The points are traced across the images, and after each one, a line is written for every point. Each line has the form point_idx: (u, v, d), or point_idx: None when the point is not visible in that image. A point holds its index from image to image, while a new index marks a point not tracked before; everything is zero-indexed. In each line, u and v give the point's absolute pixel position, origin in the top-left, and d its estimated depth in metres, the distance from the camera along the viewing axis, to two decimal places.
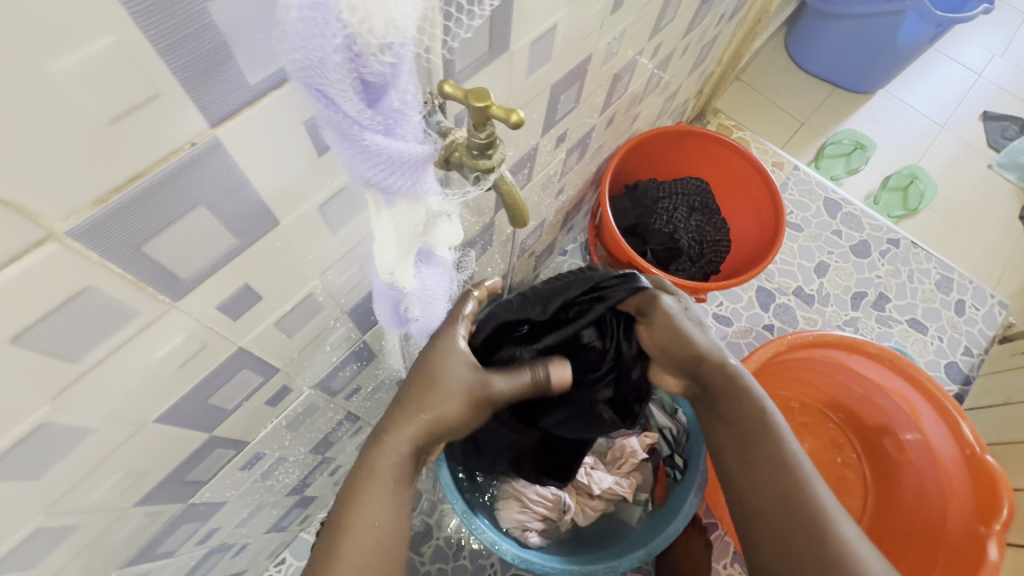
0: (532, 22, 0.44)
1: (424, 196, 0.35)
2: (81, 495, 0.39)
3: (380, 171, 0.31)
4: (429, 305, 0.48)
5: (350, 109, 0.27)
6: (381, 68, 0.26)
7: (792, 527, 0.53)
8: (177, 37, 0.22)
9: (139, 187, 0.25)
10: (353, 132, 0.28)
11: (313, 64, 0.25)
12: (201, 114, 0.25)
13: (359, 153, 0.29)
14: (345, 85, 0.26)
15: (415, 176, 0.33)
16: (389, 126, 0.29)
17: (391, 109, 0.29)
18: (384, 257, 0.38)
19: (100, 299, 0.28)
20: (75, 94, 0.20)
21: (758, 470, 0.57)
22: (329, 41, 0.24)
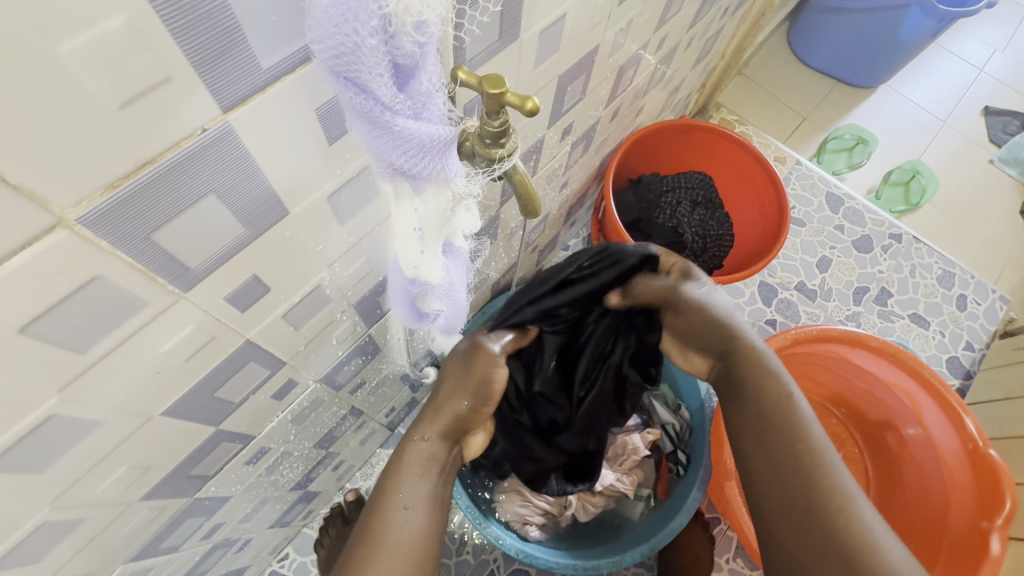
0: (541, 11, 0.44)
1: (450, 179, 0.34)
2: (87, 489, 0.38)
3: (410, 157, 0.30)
4: (450, 297, 0.48)
5: (385, 95, 0.26)
6: (412, 48, 0.26)
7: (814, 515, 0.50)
8: (190, 19, 0.21)
9: (150, 173, 0.25)
10: (384, 119, 0.27)
11: (349, 50, 0.24)
12: (212, 99, 0.24)
13: (390, 139, 0.29)
14: (380, 69, 0.25)
15: (442, 161, 0.32)
16: (417, 110, 0.29)
17: (421, 91, 0.29)
18: (406, 252, 0.38)
19: (110, 288, 0.27)
20: (85, 75, 0.20)
21: (777, 454, 0.54)
22: (365, 24, 0.23)
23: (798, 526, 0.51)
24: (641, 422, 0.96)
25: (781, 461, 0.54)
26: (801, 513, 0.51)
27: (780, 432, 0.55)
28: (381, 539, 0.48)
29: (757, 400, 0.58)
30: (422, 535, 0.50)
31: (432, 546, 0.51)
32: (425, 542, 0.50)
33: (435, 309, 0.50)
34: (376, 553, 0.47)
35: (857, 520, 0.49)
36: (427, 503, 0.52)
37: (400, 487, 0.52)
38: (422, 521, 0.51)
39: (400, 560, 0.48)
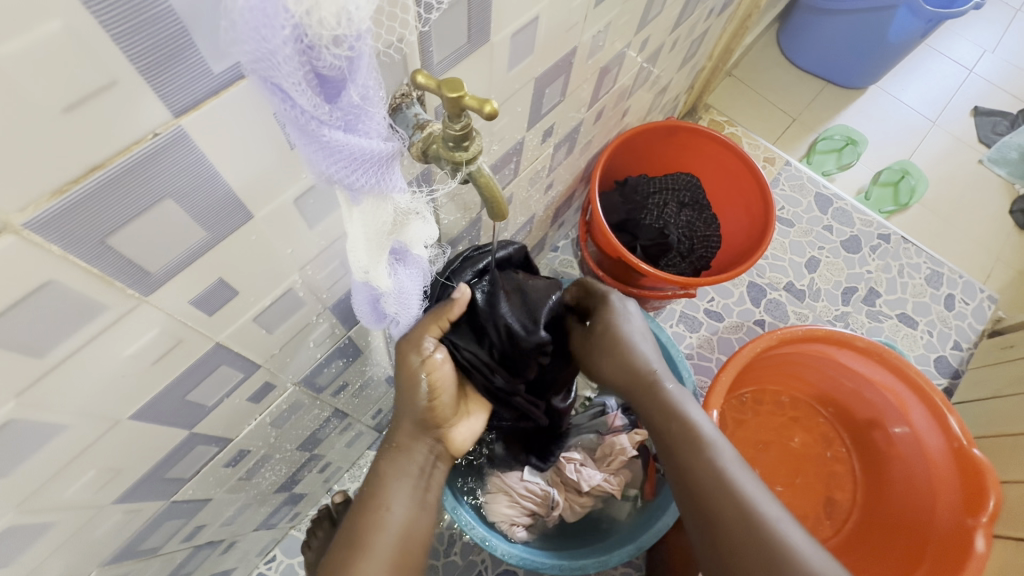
0: (512, 14, 0.44)
1: (390, 194, 0.35)
2: (56, 492, 0.38)
3: (343, 168, 0.30)
4: (404, 304, 0.48)
5: (307, 104, 0.26)
6: (337, 60, 0.26)
7: (738, 535, 0.54)
8: (132, 24, 0.21)
9: (99, 178, 0.25)
10: (312, 128, 0.28)
11: (264, 56, 0.24)
12: (161, 104, 0.24)
13: (320, 149, 0.29)
14: (298, 77, 0.25)
15: (381, 174, 0.33)
16: (349, 122, 0.29)
17: (352, 104, 0.28)
18: (357, 258, 0.38)
19: (65, 293, 0.27)
20: (26, 78, 0.20)
21: (688, 482, 0.58)
22: (279, 33, 0.23)
23: (728, 552, 0.54)
24: (629, 422, 0.96)
25: (697, 488, 0.57)
26: (728, 535, 0.54)
27: (691, 457, 0.59)
28: (368, 541, 0.53)
29: (667, 434, 0.61)
30: (404, 528, 0.55)
31: (417, 542, 0.56)
32: (405, 537, 0.55)
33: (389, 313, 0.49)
34: (363, 554, 0.52)
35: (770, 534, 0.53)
36: (409, 505, 0.56)
37: (386, 489, 0.56)
38: (403, 518, 0.56)
39: (382, 558, 0.53)
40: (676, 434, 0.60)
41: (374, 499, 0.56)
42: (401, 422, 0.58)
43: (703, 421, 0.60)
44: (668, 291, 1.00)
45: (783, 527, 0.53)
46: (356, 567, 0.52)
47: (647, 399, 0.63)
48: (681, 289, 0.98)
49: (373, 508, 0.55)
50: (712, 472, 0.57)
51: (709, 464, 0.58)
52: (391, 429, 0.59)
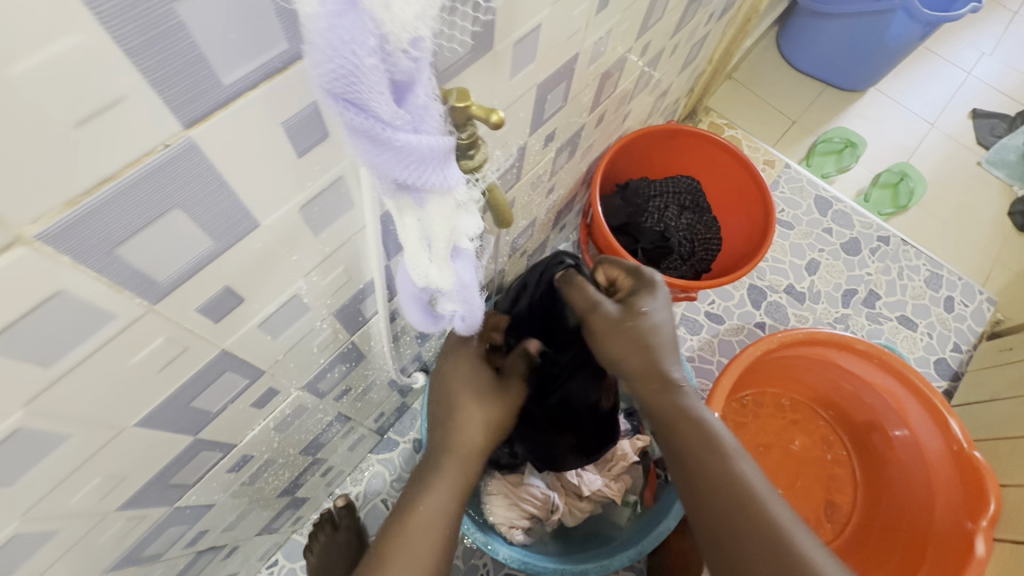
0: (516, 21, 0.44)
1: (450, 189, 0.33)
2: (61, 500, 0.38)
3: (413, 170, 0.30)
4: (463, 296, 0.46)
5: (386, 112, 0.27)
6: (406, 64, 0.27)
7: (756, 548, 0.53)
8: (145, 39, 0.22)
9: (110, 190, 0.25)
10: (385, 135, 0.28)
11: (349, 71, 0.24)
12: (172, 116, 0.25)
13: (392, 155, 0.29)
14: (380, 86, 0.26)
15: (444, 171, 0.32)
16: (417, 123, 0.29)
17: (418, 105, 0.29)
18: (417, 263, 0.37)
19: (75, 303, 0.27)
20: (41, 94, 0.20)
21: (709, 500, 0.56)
22: (363, 44, 0.24)
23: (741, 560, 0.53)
24: (631, 428, 0.98)
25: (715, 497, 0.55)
26: (744, 546, 0.53)
27: (710, 463, 0.56)
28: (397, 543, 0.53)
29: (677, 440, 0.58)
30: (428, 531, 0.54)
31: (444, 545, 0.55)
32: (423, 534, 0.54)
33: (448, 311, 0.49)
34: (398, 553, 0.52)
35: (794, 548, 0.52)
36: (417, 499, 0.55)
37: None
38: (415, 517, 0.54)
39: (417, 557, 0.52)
40: (699, 439, 0.57)
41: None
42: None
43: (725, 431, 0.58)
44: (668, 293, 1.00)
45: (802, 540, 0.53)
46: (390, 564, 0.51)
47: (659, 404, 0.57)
48: (682, 292, 0.99)
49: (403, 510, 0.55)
50: (734, 484, 0.55)
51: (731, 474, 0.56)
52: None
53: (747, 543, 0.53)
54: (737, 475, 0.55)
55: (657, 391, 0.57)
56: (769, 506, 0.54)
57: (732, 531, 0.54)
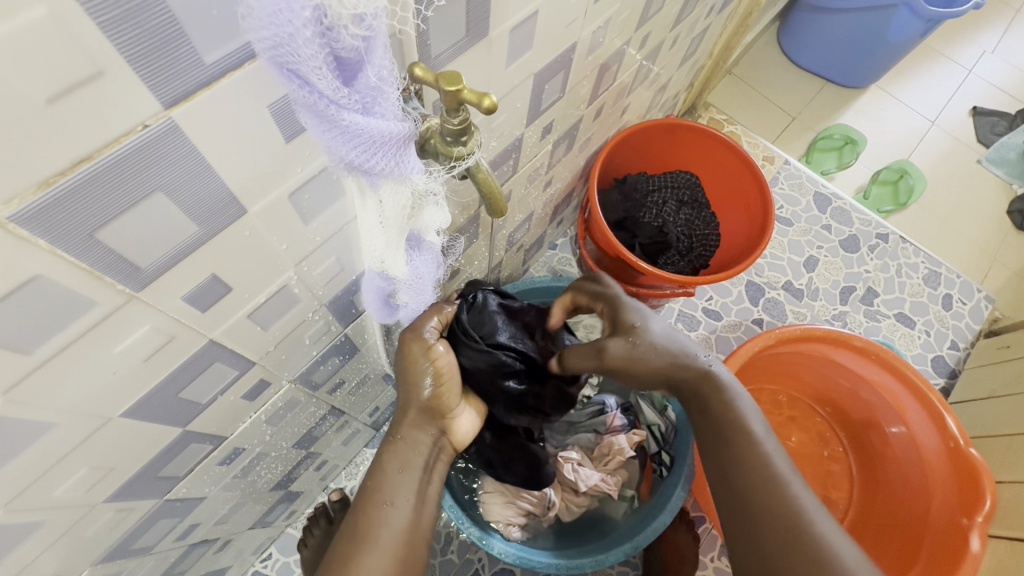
0: (511, 8, 0.43)
1: (408, 175, 0.34)
2: (44, 492, 0.38)
3: (362, 153, 0.30)
4: (418, 291, 0.49)
5: (326, 88, 0.26)
6: (353, 42, 0.26)
7: (771, 525, 0.54)
8: (122, 13, 0.21)
9: (87, 171, 0.24)
10: (330, 113, 0.27)
11: (283, 40, 0.24)
12: (153, 95, 0.24)
13: (339, 135, 0.29)
14: (318, 61, 0.25)
15: (398, 157, 0.32)
16: (366, 104, 0.29)
17: (368, 86, 0.28)
18: (373, 244, 0.38)
19: (52, 289, 0.27)
20: (8, 69, 0.19)
21: (739, 472, 0.58)
22: (298, 15, 0.23)
23: (759, 538, 0.54)
24: (627, 422, 0.96)
25: (738, 480, 0.58)
26: (759, 522, 0.54)
27: (733, 447, 0.59)
28: (372, 536, 0.51)
29: (710, 419, 0.62)
30: (407, 527, 0.53)
31: (420, 541, 0.54)
32: (411, 534, 0.54)
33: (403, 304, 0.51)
34: (366, 548, 0.51)
35: (814, 531, 0.52)
36: (406, 491, 0.55)
37: (387, 484, 0.55)
38: (406, 518, 0.54)
39: (386, 557, 0.51)
40: (727, 422, 0.61)
41: (378, 494, 0.54)
42: (407, 411, 0.58)
43: (754, 417, 0.61)
44: (667, 289, 0.99)
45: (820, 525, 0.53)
46: (357, 564, 0.50)
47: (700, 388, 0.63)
48: (680, 287, 0.98)
49: (377, 503, 0.53)
50: (759, 467, 0.57)
51: (752, 457, 0.58)
52: (395, 421, 0.59)
53: (761, 522, 0.54)
54: (763, 457, 0.58)
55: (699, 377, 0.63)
56: (788, 489, 0.55)
57: (749, 513, 0.55)
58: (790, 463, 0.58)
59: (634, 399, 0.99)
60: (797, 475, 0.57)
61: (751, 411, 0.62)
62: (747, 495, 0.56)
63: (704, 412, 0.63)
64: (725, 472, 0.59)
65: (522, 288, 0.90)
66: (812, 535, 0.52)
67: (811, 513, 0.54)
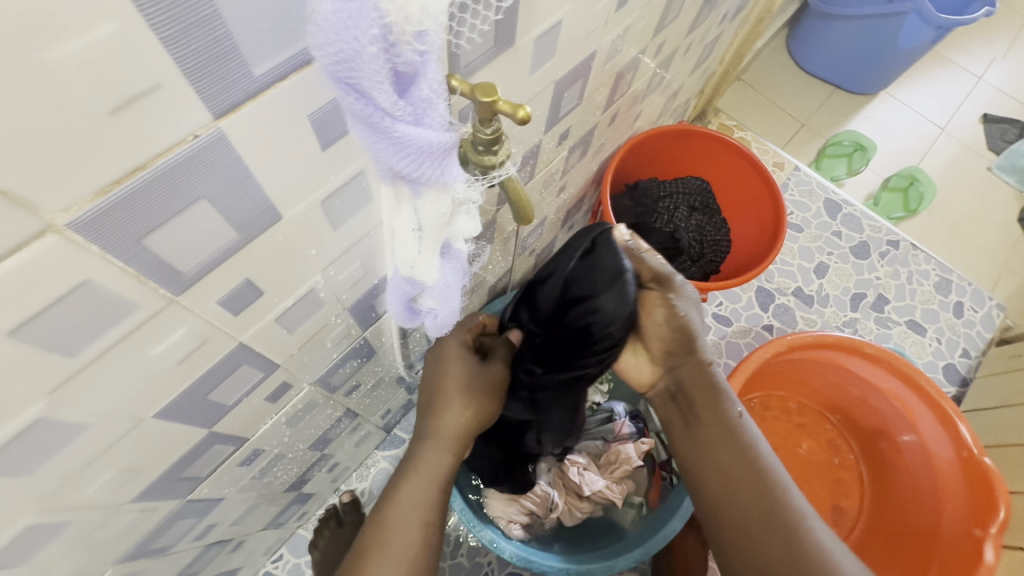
0: (537, 18, 0.44)
1: (448, 185, 0.34)
2: (76, 491, 0.38)
3: (410, 163, 0.30)
4: (446, 299, 0.47)
5: (385, 101, 0.27)
6: (412, 56, 0.26)
7: (769, 536, 0.54)
8: (180, 27, 0.22)
9: (140, 180, 0.25)
10: (384, 124, 0.28)
11: (349, 56, 0.25)
12: (203, 107, 0.25)
13: (389, 144, 0.29)
14: (380, 76, 0.26)
15: (442, 167, 0.32)
16: (418, 116, 0.29)
17: (421, 99, 0.28)
18: (405, 250, 0.39)
19: (100, 293, 0.27)
20: (74, 82, 0.20)
21: (733, 479, 0.57)
22: (366, 32, 0.24)
23: (756, 544, 0.54)
24: (636, 431, 0.95)
25: (732, 486, 0.57)
26: (757, 534, 0.54)
27: (726, 453, 0.58)
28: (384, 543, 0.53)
29: (705, 422, 0.60)
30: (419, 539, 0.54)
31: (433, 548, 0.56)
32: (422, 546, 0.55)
33: (426, 309, 0.49)
34: (380, 555, 0.53)
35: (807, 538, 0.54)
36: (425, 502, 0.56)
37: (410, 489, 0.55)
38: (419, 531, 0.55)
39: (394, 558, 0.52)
40: (720, 427, 0.59)
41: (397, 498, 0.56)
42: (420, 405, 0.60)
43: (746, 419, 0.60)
44: None
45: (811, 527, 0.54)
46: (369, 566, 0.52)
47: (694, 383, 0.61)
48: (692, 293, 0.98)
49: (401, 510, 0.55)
50: (753, 473, 0.56)
51: (745, 463, 0.57)
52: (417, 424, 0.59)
53: (759, 534, 0.54)
54: (759, 464, 0.57)
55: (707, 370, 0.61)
56: (783, 495, 0.56)
57: (745, 523, 0.55)
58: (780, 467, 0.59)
59: (644, 407, 1.00)
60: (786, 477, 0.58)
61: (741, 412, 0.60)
62: (744, 504, 0.56)
63: (692, 414, 0.61)
64: (719, 476, 0.58)
65: None
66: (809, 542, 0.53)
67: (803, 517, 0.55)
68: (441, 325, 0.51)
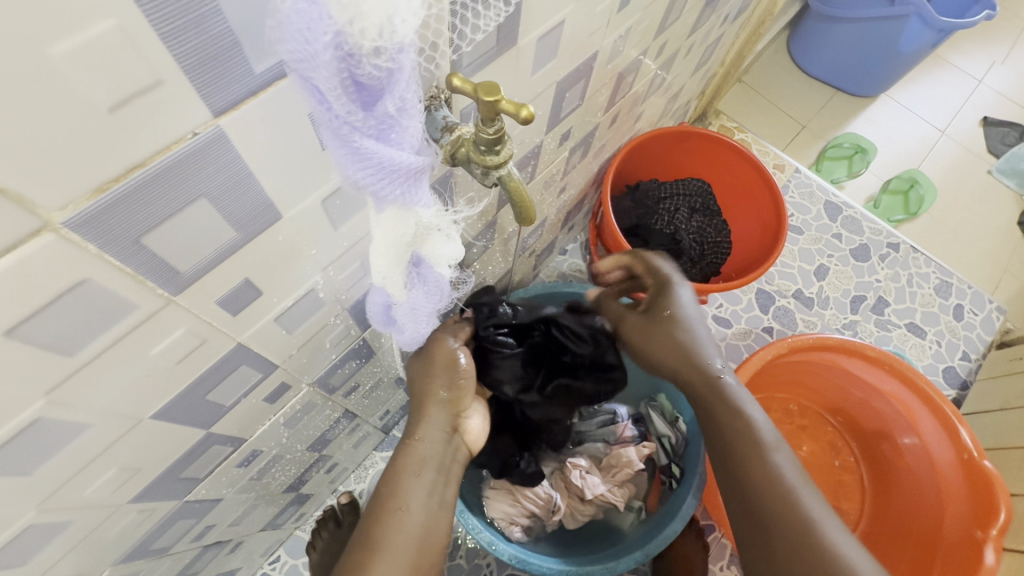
0: (539, 18, 0.44)
1: (413, 208, 0.34)
2: (74, 492, 0.38)
3: (369, 174, 0.30)
4: (417, 316, 0.47)
5: (340, 108, 0.26)
6: (376, 71, 0.26)
7: (784, 537, 0.54)
8: (181, 23, 0.21)
9: (138, 178, 0.24)
10: (343, 132, 0.27)
11: (305, 57, 0.24)
12: (203, 104, 0.24)
13: (349, 152, 0.29)
14: (335, 84, 0.25)
15: (409, 186, 0.32)
16: (383, 130, 0.29)
17: (386, 114, 0.28)
18: (376, 262, 0.38)
19: (99, 292, 0.27)
20: (74, 77, 0.20)
21: (749, 483, 0.58)
22: (320, 38, 0.23)
23: (771, 546, 0.55)
24: (638, 434, 0.95)
25: (747, 488, 0.58)
26: (774, 537, 0.55)
27: (747, 456, 0.59)
28: (386, 542, 0.52)
29: (720, 428, 0.62)
30: (423, 531, 0.53)
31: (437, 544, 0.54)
32: (424, 539, 0.53)
33: (402, 324, 0.49)
34: (382, 555, 0.51)
35: (825, 543, 0.53)
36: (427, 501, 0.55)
37: (409, 490, 0.55)
38: (422, 520, 0.54)
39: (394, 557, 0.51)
40: (737, 431, 0.61)
41: (391, 500, 0.54)
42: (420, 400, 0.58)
43: (763, 424, 0.61)
44: None
45: (830, 531, 0.53)
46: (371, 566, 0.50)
47: (702, 390, 0.64)
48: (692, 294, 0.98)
49: (400, 510, 0.53)
50: (769, 476, 0.57)
51: (766, 467, 0.58)
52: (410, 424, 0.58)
53: (773, 535, 0.55)
54: (775, 469, 0.58)
55: (714, 377, 0.63)
56: (801, 499, 0.56)
57: (762, 525, 0.56)
58: (801, 472, 0.58)
59: (645, 411, 0.99)
60: (807, 484, 0.57)
61: (760, 418, 0.62)
62: (759, 506, 0.57)
63: (711, 421, 0.63)
64: (736, 480, 0.60)
65: (527, 295, 0.89)
66: (826, 545, 0.52)
67: (822, 522, 0.54)
68: (410, 338, 0.52)
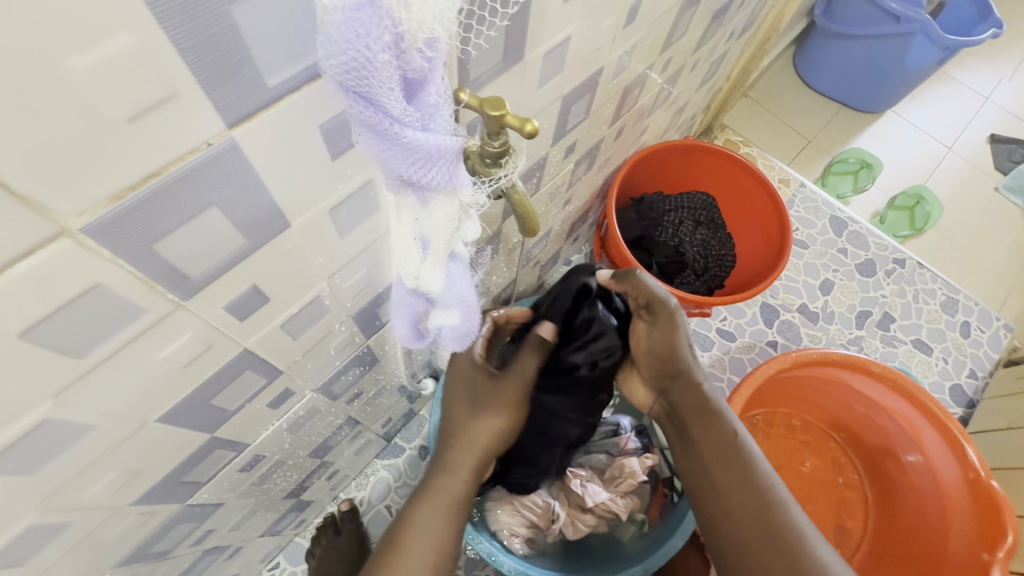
0: (545, 35, 0.45)
1: (458, 190, 0.34)
2: (76, 493, 0.38)
3: (416, 167, 0.30)
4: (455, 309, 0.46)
5: (394, 107, 0.27)
6: (421, 62, 0.27)
7: (770, 550, 0.54)
8: (198, 39, 0.22)
9: (153, 186, 0.25)
10: (392, 131, 0.28)
11: (358, 64, 0.25)
12: (216, 116, 0.25)
13: (398, 150, 0.29)
14: (391, 83, 0.26)
15: (452, 171, 0.32)
16: (425, 121, 0.30)
17: (430, 103, 0.29)
18: (407, 261, 0.39)
19: (110, 297, 0.28)
20: (92, 90, 0.21)
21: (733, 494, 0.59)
22: (376, 40, 0.24)
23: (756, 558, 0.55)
24: (641, 446, 0.95)
25: (735, 502, 0.58)
26: (759, 549, 0.55)
27: (734, 469, 0.59)
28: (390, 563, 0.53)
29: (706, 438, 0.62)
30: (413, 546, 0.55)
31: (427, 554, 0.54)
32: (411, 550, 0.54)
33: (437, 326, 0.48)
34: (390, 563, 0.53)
35: (810, 555, 0.53)
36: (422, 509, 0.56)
37: None
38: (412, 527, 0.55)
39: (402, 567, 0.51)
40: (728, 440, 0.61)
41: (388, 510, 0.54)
42: None
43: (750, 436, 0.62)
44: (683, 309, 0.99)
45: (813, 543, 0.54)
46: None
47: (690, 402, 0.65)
48: (695, 307, 0.97)
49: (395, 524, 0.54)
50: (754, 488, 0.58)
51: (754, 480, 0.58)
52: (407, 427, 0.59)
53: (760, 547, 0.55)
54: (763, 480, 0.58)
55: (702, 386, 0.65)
56: (789, 512, 0.56)
57: (748, 537, 0.56)
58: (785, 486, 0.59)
59: (648, 423, 1.00)
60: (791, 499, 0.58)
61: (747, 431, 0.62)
62: (744, 516, 0.57)
63: (691, 429, 0.64)
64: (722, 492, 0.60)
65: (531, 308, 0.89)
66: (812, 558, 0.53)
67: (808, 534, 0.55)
68: (451, 336, 0.50)
